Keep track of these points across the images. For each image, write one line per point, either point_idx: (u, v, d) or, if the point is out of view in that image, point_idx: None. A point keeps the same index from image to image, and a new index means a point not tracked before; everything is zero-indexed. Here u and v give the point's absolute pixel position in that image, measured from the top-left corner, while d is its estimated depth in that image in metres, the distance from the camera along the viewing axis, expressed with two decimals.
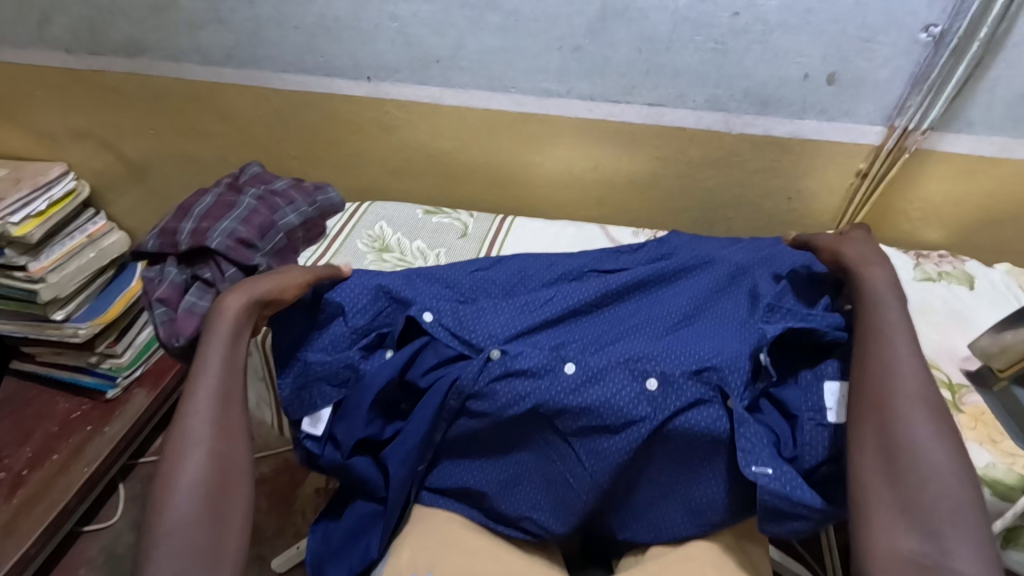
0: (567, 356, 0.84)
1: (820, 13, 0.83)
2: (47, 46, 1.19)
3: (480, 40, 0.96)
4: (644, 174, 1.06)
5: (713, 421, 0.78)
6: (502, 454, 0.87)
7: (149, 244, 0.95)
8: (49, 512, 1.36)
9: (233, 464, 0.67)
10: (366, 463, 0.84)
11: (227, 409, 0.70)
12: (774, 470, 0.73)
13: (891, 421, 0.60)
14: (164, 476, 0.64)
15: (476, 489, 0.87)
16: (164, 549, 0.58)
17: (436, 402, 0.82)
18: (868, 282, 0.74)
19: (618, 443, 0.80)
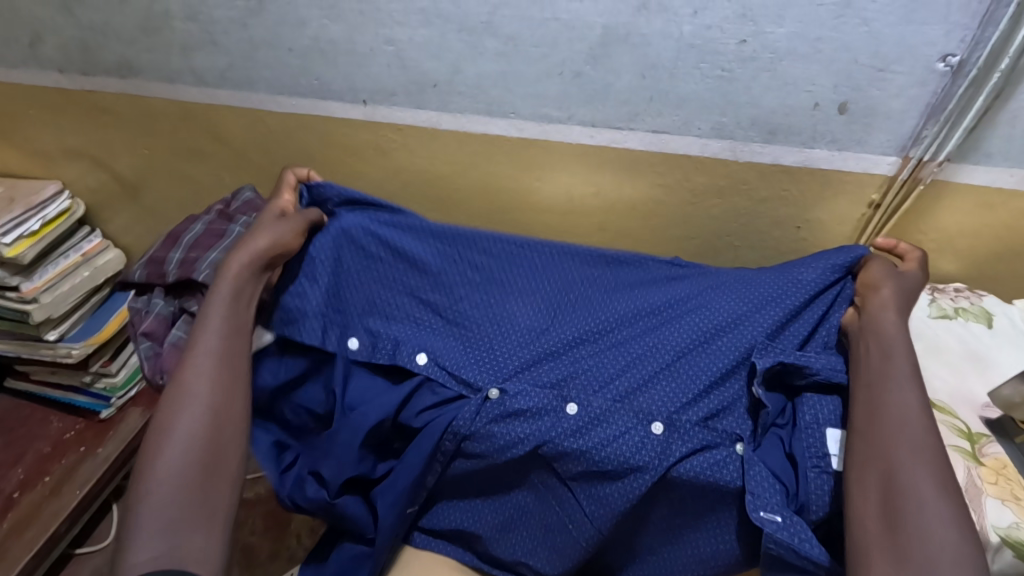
0: (569, 396, 0.80)
1: (831, 41, 0.80)
2: (40, 65, 1.17)
3: (478, 65, 0.93)
4: (647, 201, 1.03)
5: (720, 467, 0.74)
6: (496, 494, 0.84)
7: (136, 274, 0.93)
8: (39, 537, 1.32)
9: (225, 426, 0.71)
10: (354, 501, 0.81)
11: (225, 371, 0.74)
12: (783, 519, 0.69)
13: (897, 471, 0.63)
14: (162, 421, 0.70)
15: (471, 530, 0.84)
16: (156, 493, 0.65)
17: (430, 444, 0.79)
18: (883, 328, 0.74)
19: (619, 491, 0.76)
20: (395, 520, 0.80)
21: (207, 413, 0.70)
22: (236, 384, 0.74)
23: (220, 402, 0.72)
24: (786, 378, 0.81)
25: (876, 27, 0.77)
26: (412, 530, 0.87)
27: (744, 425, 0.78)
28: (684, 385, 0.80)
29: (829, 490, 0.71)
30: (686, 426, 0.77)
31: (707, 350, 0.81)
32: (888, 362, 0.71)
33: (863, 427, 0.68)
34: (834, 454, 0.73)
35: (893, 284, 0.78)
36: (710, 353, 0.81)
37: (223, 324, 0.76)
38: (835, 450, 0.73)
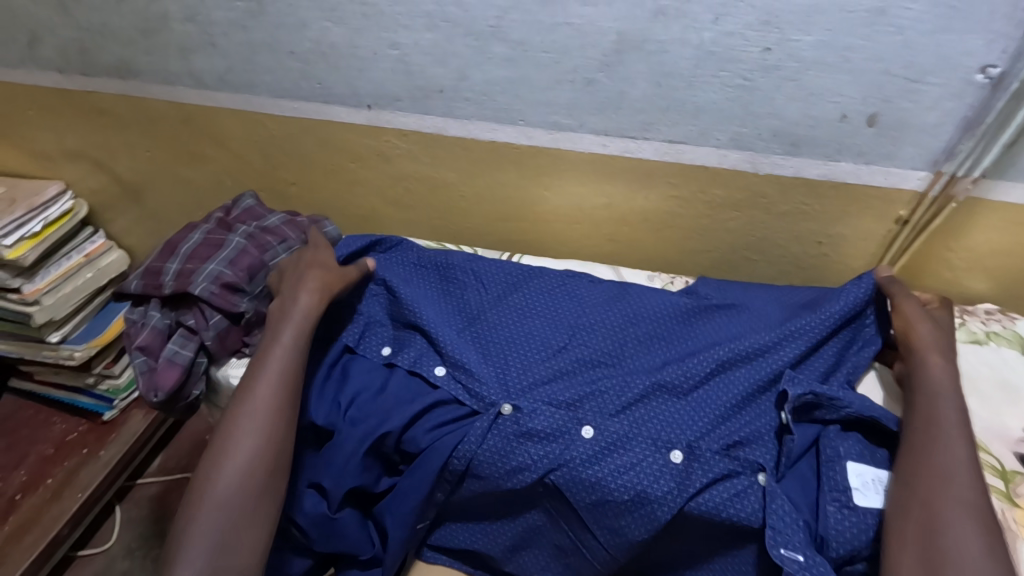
0: (585, 417, 0.76)
1: (862, 49, 0.75)
2: (39, 65, 1.15)
3: (486, 71, 0.89)
4: (661, 213, 0.98)
5: (740, 499, 0.70)
6: (507, 516, 0.79)
7: (132, 285, 0.90)
8: (39, 542, 1.31)
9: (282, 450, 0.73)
10: (353, 519, 0.77)
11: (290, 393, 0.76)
12: (806, 558, 0.65)
13: (938, 523, 0.61)
14: (223, 443, 0.72)
15: (480, 551, 0.81)
16: (207, 518, 0.67)
17: (437, 465, 0.75)
18: (928, 373, 0.73)
19: (635, 523, 0.71)
20: (403, 540, 0.76)
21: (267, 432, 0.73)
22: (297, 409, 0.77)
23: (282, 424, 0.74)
24: (812, 413, 0.76)
25: (910, 36, 0.73)
26: (422, 546, 0.84)
27: (768, 456, 0.74)
28: (704, 413, 0.76)
29: (854, 526, 0.67)
30: (709, 456, 0.73)
31: (729, 378, 0.78)
32: (932, 407, 0.70)
33: (901, 478, 0.67)
34: (854, 488, 0.69)
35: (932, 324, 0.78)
36: (734, 381, 0.78)
37: (293, 344, 0.79)
38: (854, 484, 0.69)
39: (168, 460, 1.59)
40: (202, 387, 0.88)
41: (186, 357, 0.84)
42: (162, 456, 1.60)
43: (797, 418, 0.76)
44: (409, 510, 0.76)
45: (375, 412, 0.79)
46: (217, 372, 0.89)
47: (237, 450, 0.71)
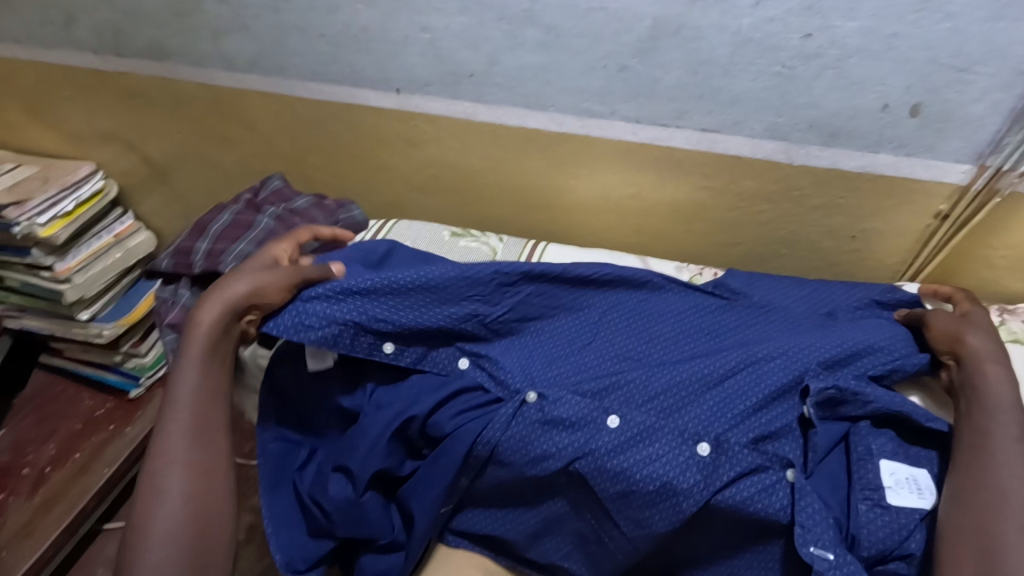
0: (610, 408, 0.76)
1: (908, 37, 0.73)
2: (73, 46, 1.16)
3: (518, 56, 0.88)
4: (690, 204, 0.97)
5: (768, 494, 0.69)
6: (530, 504, 0.79)
7: (163, 263, 0.91)
8: (66, 515, 1.34)
9: (209, 511, 0.67)
10: (375, 503, 0.78)
11: (201, 445, 0.70)
12: (836, 556, 0.64)
13: (995, 547, 0.60)
14: (140, 517, 0.65)
15: (500, 537, 0.81)
16: None
17: (460, 450, 0.75)
18: (982, 383, 0.71)
19: (660, 514, 0.70)
20: (427, 523, 0.77)
21: (187, 495, 0.67)
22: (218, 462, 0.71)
23: (197, 483, 0.68)
24: (837, 408, 0.75)
25: (960, 23, 0.70)
26: (443, 531, 0.85)
27: (796, 447, 0.74)
28: (731, 406, 0.75)
29: (885, 526, 0.66)
30: (736, 449, 0.72)
31: (758, 371, 0.77)
32: (986, 419, 0.69)
33: (954, 497, 0.66)
34: (887, 486, 0.69)
35: (984, 332, 0.76)
36: (762, 375, 0.76)
37: (194, 391, 0.72)
38: (887, 483, 0.69)
39: None
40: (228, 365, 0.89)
41: None
42: None
43: (823, 414, 0.75)
44: (433, 494, 0.77)
45: (398, 397, 0.79)
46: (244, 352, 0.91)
47: (156, 523, 0.64)
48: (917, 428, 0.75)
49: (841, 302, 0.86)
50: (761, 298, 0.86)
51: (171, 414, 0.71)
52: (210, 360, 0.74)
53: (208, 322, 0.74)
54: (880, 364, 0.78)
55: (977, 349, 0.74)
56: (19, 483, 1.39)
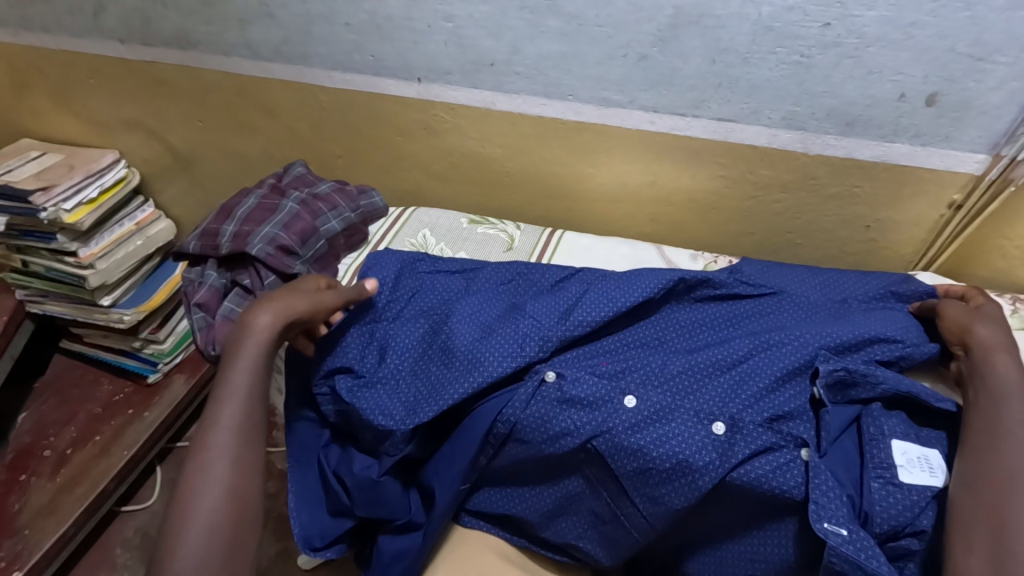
0: (627, 388, 0.77)
1: (926, 26, 0.74)
2: (102, 35, 1.19)
3: (539, 45, 0.90)
4: (705, 193, 0.98)
5: (783, 471, 0.71)
6: (547, 482, 0.80)
7: (189, 245, 0.93)
8: (87, 496, 1.36)
9: (244, 511, 0.65)
10: (394, 485, 0.80)
11: (247, 447, 0.69)
12: (850, 532, 0.66)
13: (1006, 531, 0.62)
14: (180, 511, 0.63)
15: (517, 516, 0.83)
16: None
17: (482, 426, 0.78)
18: (991, 370, 0.72)
19: (676, 491, 0.72)
20: (448, 500, 0.79)
21: (226, 494, 0.65)
22: (257, 467, 0.69)
23: (241, 484, 0.66)
24: (848, 391, 0.77)
25: (979, 12, 0.71)
26: (461, 510, 0.87)
27: (809, 425, 0.75)
28: (745, 386, 0.77)
29: (897, 504, 0.68)
30: (751, 427, 0.73)
31: (772, 355, 0.78)
32: (996, 405, 0.70)
33: (965, 479, 0.67)
34: (899, 465, 0.70)
35: (995, 324, 0.77)
36: (777, 358, 0.78)
37: (246, 394, 0.72)
38: (899, 462, 0.70)
39: None
40: None
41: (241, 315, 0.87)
42: None
43: (834, 397, 0.77)
44: (454, 472, 0.79)
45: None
46: None
47: (195, 519, 0.63)
48: (926, 409, 0.76)
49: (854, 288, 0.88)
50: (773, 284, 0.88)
51: (219, 413, 0.70)
52: (261, 367, 0.74)
53: (266, 332, 0.76)
54: (889, 349, 0.79)
55: (986, 339, 0.75)
56: (41, 464, 1.43)
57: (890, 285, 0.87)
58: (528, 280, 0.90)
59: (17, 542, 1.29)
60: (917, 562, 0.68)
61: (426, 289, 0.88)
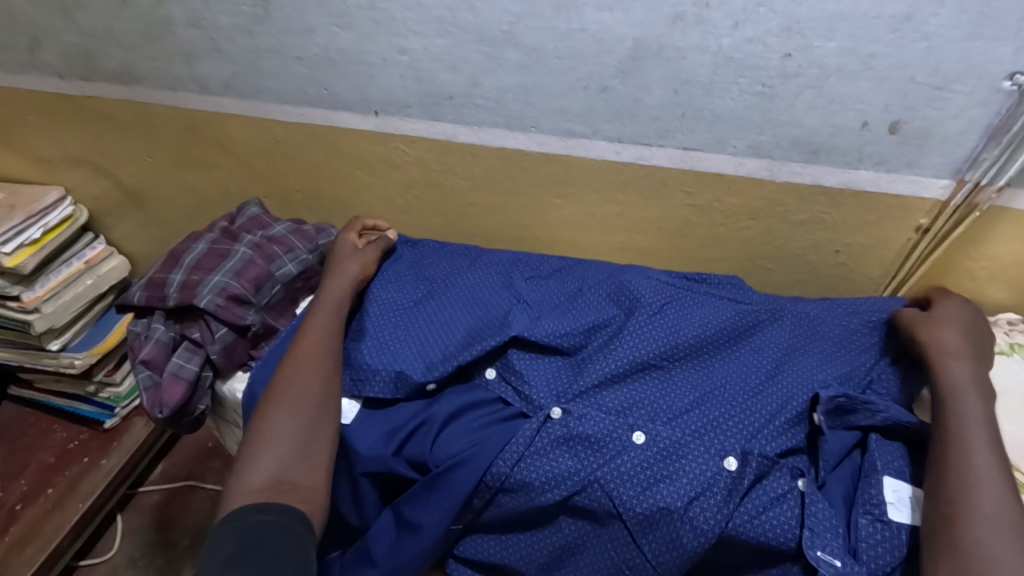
0: (635, 423, 0.74)
1: (887, 56, 0.73)
2: (40, 71, 1.13)
3: (498, 77, 0.87)
4: (674, 222, 0.97)
5: (779, 504, 0.67)
6: (537, 528, 0.75)
7: (134, 296, 0.87)
8: (39, 555, 1.28)
9: (329, 391, 0.76)
10: (383, 534, 0.76)
11: (331, 347, 0.80)
12: (843, 564, 0.62)
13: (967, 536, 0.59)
14: (277, 380, 0.76)
15: (510, 567, 0.75)
16: (268, 441, 0.71)
17: (472, 479, 0.73)
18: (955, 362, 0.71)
19: (687, 536, 0.67)
20: (433, 540, 0.73)
21: (315, 378, 0.76)
22: (336, 365, 0.80)
23: (326, 371, 0.78)
24: (846, 417, 0.73)
25: (936, 42, 0.71)
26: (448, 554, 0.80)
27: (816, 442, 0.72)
28: (760, 413, 0.74)
29: (888, 543, 0.64)
30: (764, 460, 0.70)
31: (782, 386, 0.76)
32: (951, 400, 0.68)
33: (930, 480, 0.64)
34: (889, 502, 0.66)
35: (964, 321, 0.76)
36: (789, 386, 0.76)
37: (326, 319, 0.83)
38: (890, 499, 0.66)
39: (170, 468, 1.57)
40: (207, 402, 0.86)
41: (191, 372, 0.82)
42: (163, 465, 1.58)
43: (832, 423, 0.73)
44: (440, 516, 0.73)
45: (410, 410, 0.80)
46: (224, 387, 0.87)
47: (290, 387, 0.75)
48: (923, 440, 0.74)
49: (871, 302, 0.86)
50: (773, 303, 0.86)
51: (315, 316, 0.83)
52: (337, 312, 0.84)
53: (336, 288, 0.86)
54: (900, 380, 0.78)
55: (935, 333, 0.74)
56: None
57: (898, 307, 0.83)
58: (523, 289, 0.89)
59: None
60: None
61: (425, 265, 0.95)
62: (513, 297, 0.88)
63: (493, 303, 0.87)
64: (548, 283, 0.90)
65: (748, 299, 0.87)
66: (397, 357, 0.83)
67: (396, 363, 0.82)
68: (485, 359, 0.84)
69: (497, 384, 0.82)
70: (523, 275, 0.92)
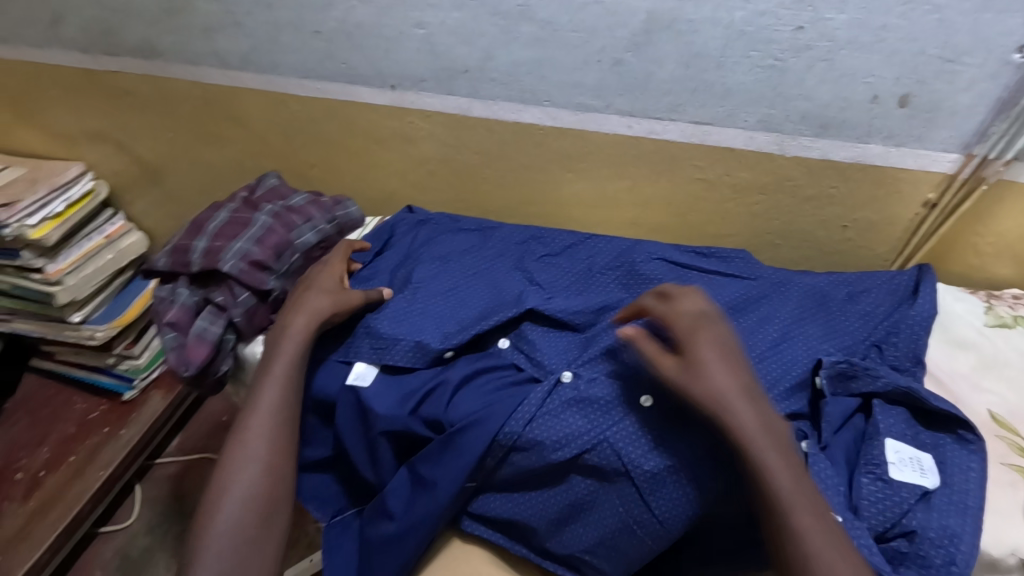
0: (642, 388, 0.76)
1: (897, 29, 0.74)
2: (63, 46, 1.15)
3: (512, 51, 0.89)
4: (684, 197, 0.98)
5: None
6: (545, 487, 0.77)
7: (159, 262, 0.90)
8: (62, 520, 1.32)
9: (278, 490, 0.76)
10: (399, 491, 0.79)
11: (284, 427, 0.79)
12: (844, 519, 0.64)
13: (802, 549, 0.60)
14: (222, 478, 0.75)
15: (522, 522, 0.78)
16: (212, 546, 0.71)
17: (484, 443, 0.74)
18: (743, 430, 0.64)
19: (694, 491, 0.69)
20: (448, 497, 0.75)
21: (261, 475, 0.76)
22: (289, 452, 0.79)
23: (277, 464, 0.77)
24: (849, 383, 0.75)
25: (948, 14, 0.72)
26: (462, 514, 0.83)
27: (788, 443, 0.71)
28: (766, 378, 0.75)
29: (887, 499, 0.66)
30: None
31: (790, 355, 0.78)
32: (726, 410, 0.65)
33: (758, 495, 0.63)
34: (890, 462, 0.67)
35: (722, 359, 0.68)
36: (796, 356, 0.78)
37: (281, 391, 0.79)
38: (892, 459, 0.68)
39: (186, 441, 1.61)
40: (230, 363, 0.89)
41: (215, 334, 0.85)
42: (179, 437, 1.62)
43: (836, 388, 0.75)
44: (454, 473, 0.75)
45: (426, 374, 0.82)
46: (246, 349, 0.91)
47: (237, 482, 0.75)
48: (931, 414, 0.73)
49: (876, 278, 0.86)
50: (780, 277, 0.88)
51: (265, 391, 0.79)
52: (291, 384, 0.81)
53: (303, 330, 0.83)
54: (908, 361, 0.78)
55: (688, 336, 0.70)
56: (14, 488, 1.38)
57: (889, 285, 0.85)
58: (533, 271, 0.92)
59: None
60: (911, 567, 0.63)
61: (443, 243, 0.98)
62: (525, 275, 0.91)
63: (505, 282, 0.90)
64: (561, 264, 0.93)
65: (754, 275, 0.89)
66: (415, 328, 0.85)
67: (415, 333, 0.84)
68: (503, 329, 0.86)
69: (510, 353, 0.84)
70: (534, 255, 0.94)
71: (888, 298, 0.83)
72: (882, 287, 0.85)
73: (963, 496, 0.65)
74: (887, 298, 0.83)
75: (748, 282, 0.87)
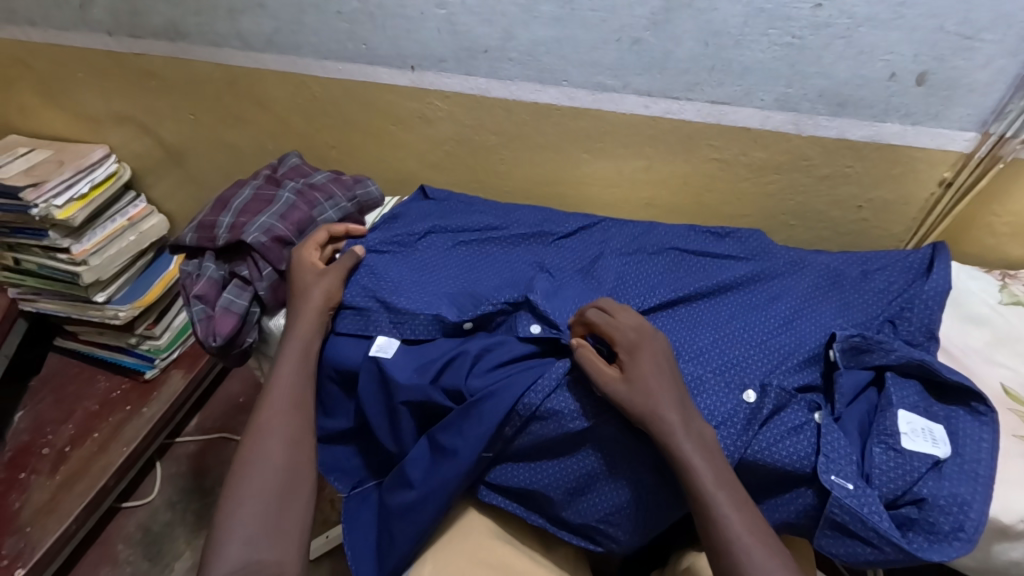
0: None
1: (917, 6, 0.75)
2: (89, 28, 1.18)
3: (532, 30, 0.90)
4: (699, 177, 1.00)
5: (796, 434, 0.70)
6: (560, 457, 0.79)
7: (186, 237, 0.93)
8: (88, 492, 1.36)
9: (298, 462, 0.77)
10: (418, 460, 0.81)
11: (300, 402, 0.81)
12: (855, 487, 0.66)
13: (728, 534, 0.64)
14: (243, 457, 0.76)
15: (538, 491, 0.80)
16: (238, 518, 0.71)
17: (500, 414, 0.76)
18: (671, 428, 0.68)
19: None
20: (468, 465, 0.77)
21: (283, 451, 0.77)
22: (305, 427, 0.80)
23: (297, 436, 0.79)
24: (862, 356, 0.76)
25: None
26: (479, 483, 0.84)
27: (800, 414, 0.71)
28: (777, 352, 0.77)
29: (899, 469, 0.67)
30: (782, 391, 0.72)
31: (800, 332, 0.79)
32: (657, 413, 0.68)
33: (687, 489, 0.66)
34: (902, 432, 0.69)
35: (652, 365, 0.72)
36: (806, 333, 0.79)
37: (296, 366, 0.83)
38: (903, 430, 0.69)
39: (205, 421, 1.65)
40: (255, 336, 0.91)
41: (241, 306, 0.87)
42: (198, 417, 1.66)
43: (848, 362, 0.76)
44: (471, 442, 0.76)
45: (444, 345, 0.84)
46: (269, 323, 0.93)
47: (259, 457, 0.76)
48: (944, 387, 0.74)
49: (891, 258, 0.87)
50: (793, 257, 0.89)
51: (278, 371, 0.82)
52: (304, 361, 0.83)
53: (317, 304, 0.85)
54: (921, 336, 0.79)
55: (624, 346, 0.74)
56: (40, 462, 1.42)
57: (904, 262, 0.86)
58: (546, 254, 0.94)
59: (19, 540, 1.28)
60: (919, 532, 0.65)
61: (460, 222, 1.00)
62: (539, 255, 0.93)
63: (519, 261, 0.92)
64: (574, 245, 0.95)
65: (766, 255, 0.90)
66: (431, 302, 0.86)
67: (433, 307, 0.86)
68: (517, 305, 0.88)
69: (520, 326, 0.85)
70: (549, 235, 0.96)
71: (902, 275, 0.85)
72: (896, 266, 0.86)
73: (974, 465, 0.67)
74: (901, 276, 0.84)
75: (759, 261, 0.88)
